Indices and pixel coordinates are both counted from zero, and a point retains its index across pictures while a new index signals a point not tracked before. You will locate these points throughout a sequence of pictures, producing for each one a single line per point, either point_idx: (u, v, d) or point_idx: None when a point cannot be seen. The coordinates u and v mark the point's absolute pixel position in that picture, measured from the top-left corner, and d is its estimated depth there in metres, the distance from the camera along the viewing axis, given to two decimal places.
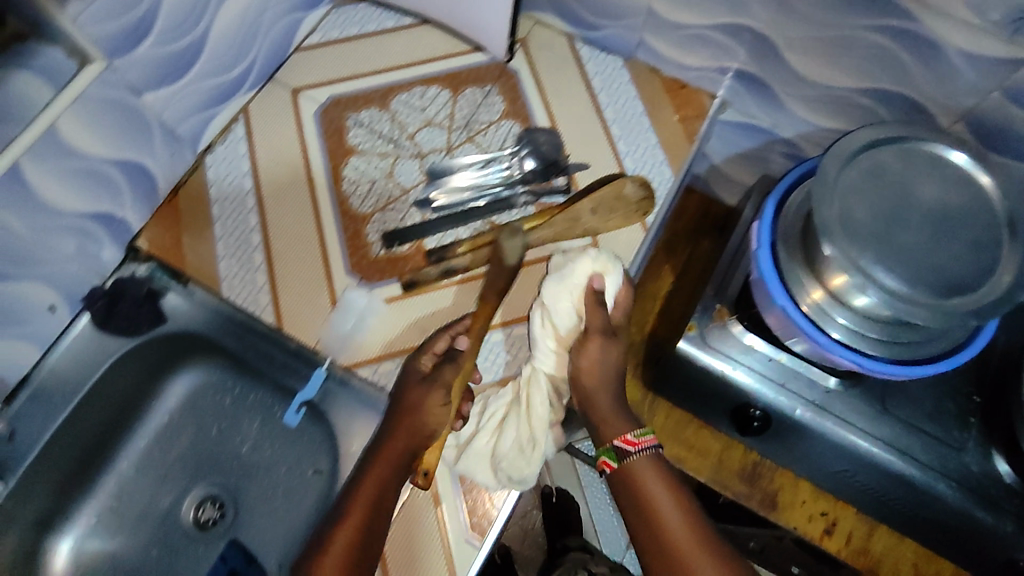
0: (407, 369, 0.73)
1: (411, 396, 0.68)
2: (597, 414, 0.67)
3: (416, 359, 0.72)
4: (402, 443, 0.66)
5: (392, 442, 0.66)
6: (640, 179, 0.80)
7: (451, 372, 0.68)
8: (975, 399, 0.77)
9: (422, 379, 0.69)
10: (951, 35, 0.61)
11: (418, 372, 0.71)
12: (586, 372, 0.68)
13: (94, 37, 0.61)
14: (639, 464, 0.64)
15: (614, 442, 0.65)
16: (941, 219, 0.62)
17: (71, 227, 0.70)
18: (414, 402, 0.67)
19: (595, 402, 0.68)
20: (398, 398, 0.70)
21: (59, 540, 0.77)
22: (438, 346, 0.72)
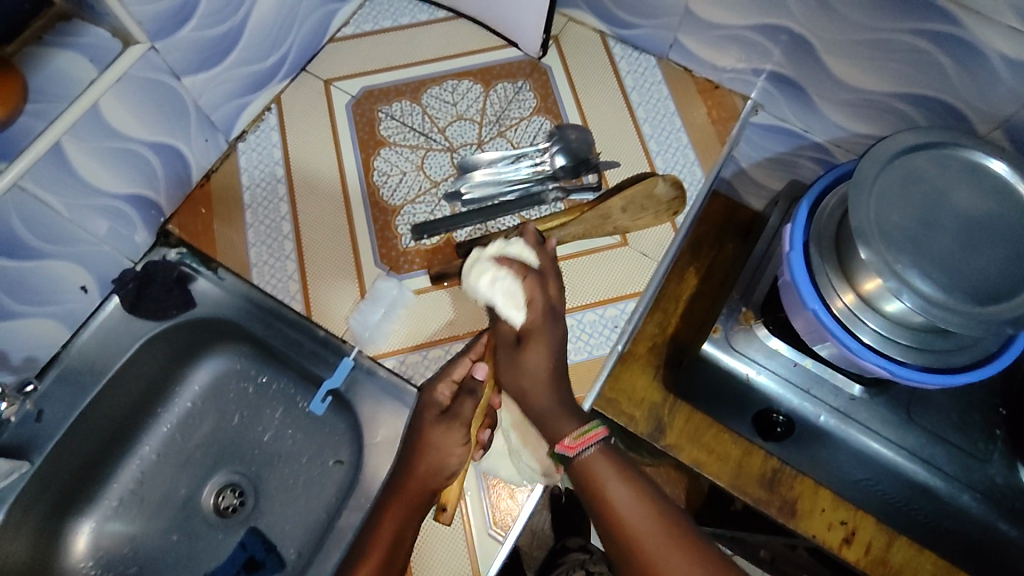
0: (423, 396, 0.69)
1: (431, 433, 0.64)
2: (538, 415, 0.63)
3: (432, 388, 0.68)
4: (419, 484, 0.64)
5: (408, 484, 0.64)
6: (672, 178, 0.79)
7: (470, 404, 0.65)
8: (1001, 411, 0.76)
9: (441, 415, 0.66)
10: (995, 41, 0.61)
11: (436, 403, 0.67)
12: (523, 383, 0.63)
13: (139, 19, 0.61)
14: (591, 464, 0.58)
15: (554, 448, 0.60)
16: (978, 226, 0.61)
17: (104, 208, 0.71)
18: (433, 438, 0.64)
19: (533, 405, 0.63)
20: (414, 432, 0.66)
21: (80, 522, 0.77)
22: (458, 372, 0.68)
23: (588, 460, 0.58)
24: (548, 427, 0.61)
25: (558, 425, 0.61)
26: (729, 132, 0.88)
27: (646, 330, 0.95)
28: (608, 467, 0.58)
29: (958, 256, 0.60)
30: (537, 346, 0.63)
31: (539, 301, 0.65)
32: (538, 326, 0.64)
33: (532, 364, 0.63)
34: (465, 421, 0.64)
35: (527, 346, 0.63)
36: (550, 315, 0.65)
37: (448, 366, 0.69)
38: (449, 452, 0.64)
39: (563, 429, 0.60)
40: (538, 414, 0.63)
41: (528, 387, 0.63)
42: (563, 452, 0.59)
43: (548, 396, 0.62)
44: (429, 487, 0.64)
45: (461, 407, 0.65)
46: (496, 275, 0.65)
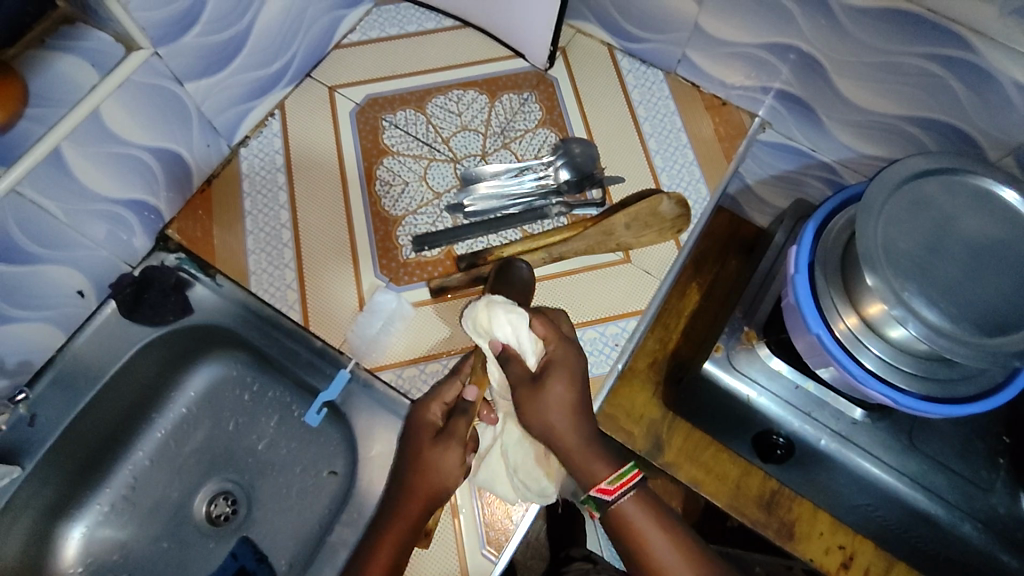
0: (414, 418, 0.67)
1: (432, 456, 0.63)
2: (569, 459, 0.59)
3: (424, 410, 0.67)
4: (421, 504, 0.62)
5: (410, 504, 0.63)
6: (677, 197, 0.78)
7: (465, 423, 0.64)
8: (1004, 440, 0.75)
9: (437, 436, 0.64)
10: (1008, 68, 0.60)
11: (427, 424, 0.66)
12: (551, 419, 0.59)
13: (143, 25, 0.61)
14: (627, 510, 0.57)
15: (590, 491, 0.57)
16: (984, 255, 0.60)
17: (104, 212, 0.70)
18: (431, 461, 0.63)
19: (560, 442, 0.59)
20: (409, 455, 0.65)
21: (71, 527, 0.76)
22: (449, 394, 0.67)
23: (625, 506, 0.57)
24: (579, 467, 0.58)
25: (591, 465, 0.58)
26: (735, 149, 0.87)
27: (647, 345, 0.95)
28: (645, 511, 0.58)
29: (964, 284, 0.59)
30: (561, 377, 0.61)
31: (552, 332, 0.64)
32: (560, 356, 0.62)
33: (558, 397, 0.60)
34: (459, 440, 0.63)
35: (550, 380, 0.61)
36: (567, 342, 0.64)
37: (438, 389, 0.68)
38: (447, 475, 0.62)
39: (597, 473, 0.57)
40: (565, 452, 0.59)
41: (560, 419, 0.59)
42: (601, 497, 0.57)
43: (574, 433, 0.59)
44: (428, 507, 0.62)
45: (455, 425, 0.64)
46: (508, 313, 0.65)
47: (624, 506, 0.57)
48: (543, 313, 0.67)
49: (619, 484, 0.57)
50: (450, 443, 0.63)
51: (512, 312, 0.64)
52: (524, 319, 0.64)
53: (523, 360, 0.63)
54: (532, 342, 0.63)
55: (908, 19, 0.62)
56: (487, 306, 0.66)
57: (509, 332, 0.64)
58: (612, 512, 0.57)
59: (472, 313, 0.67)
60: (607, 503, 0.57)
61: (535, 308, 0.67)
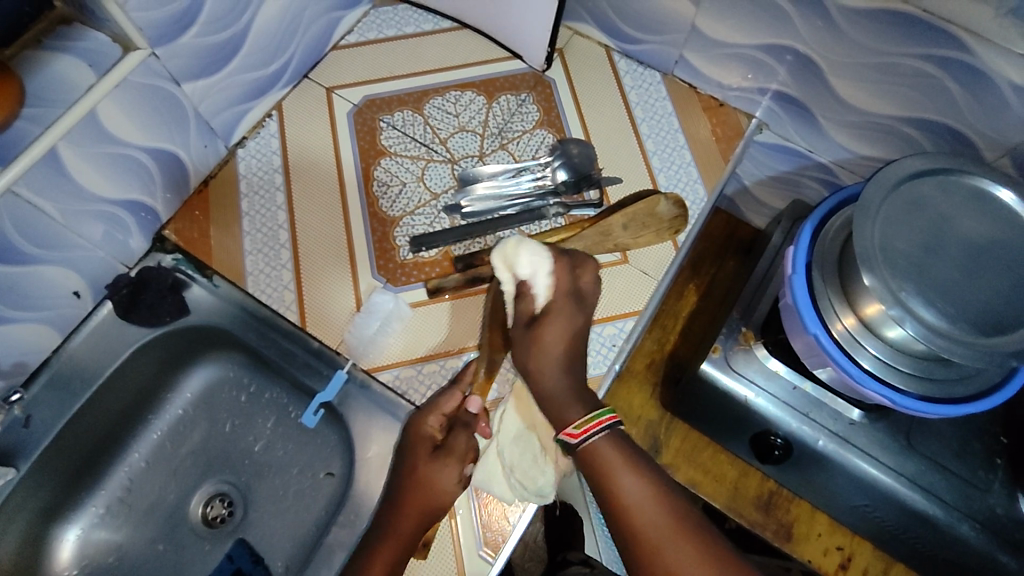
0: (413, 426, 0.69)
1: (428, 471, 0.65)
2: (544, 398, 0.63)
3: (422, 419, 0.68)
4: (414, 522, 0.64)
5: (403, 522, 0.64)
6: (675, 197, 0.78)
7: (465, 438, 0.67)
8: (1002, 440, 0.75)
9: (435, 451, 0.66)
10: (1003, 68, 0.60)
11: (426, 436, 0.67)
12: (538, 360, 0.64)
13: (140, 25, 0.61)
14: (600, 447, 0.57)
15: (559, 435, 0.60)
16: (981, 255, 0.60)
17: (100, 213, 0.70)
18: (428, 476, 0.65)
19: (540, 381, 0.64)
20: (405, 468, 0.67)
21: (66, 530, 0.76)
22: (448, 405, 0.68)
23: (599, 445, 0.58)
24: (557, 410, 0.62)
25: (565, 406, 0.61)
26: (733, 150, 0.86)
27: (645, 346, 0.95)
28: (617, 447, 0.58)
29: (961, 284, 0.59)
30: (556, 325, 0.64)
31: (562, 286, 0.66)
32: (561, 308, 0.65)
33: (552, 341, 0.64)
34: (458, 455, 0.66)
35: (545, 326, 0.65)
36: (576, 303, 0.66)
37: (436, 400, 0.69)
38: (445, 489, 0.65)
39: (569, 415, 0.61)
40: (544, 393, 0.63)
41: (546, 363, 0.64)
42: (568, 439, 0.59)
43: (558, 377, 0.63)
44: (423, 523, 0.64)
45: (455, 441, 0.67)
46: (533, 254, 0.65)
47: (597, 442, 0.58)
48: (574, 262, 0.68)
49: (586, 427, 0.58)
50: (449, 458, 0.65)
51: (541, 254, 0.66)
52: (548, 262, 0.66)
53: (534, 296, 0.66)
54: (549, 285, 0.66)
55: (905, 20, 0.62)
56: (514, 241, 0.67)
57: (536, 272, 0.65)
58: (580, 451, 0.58)
59: (501, 246, 0.68)
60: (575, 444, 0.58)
61: (568, 256, 0.68)
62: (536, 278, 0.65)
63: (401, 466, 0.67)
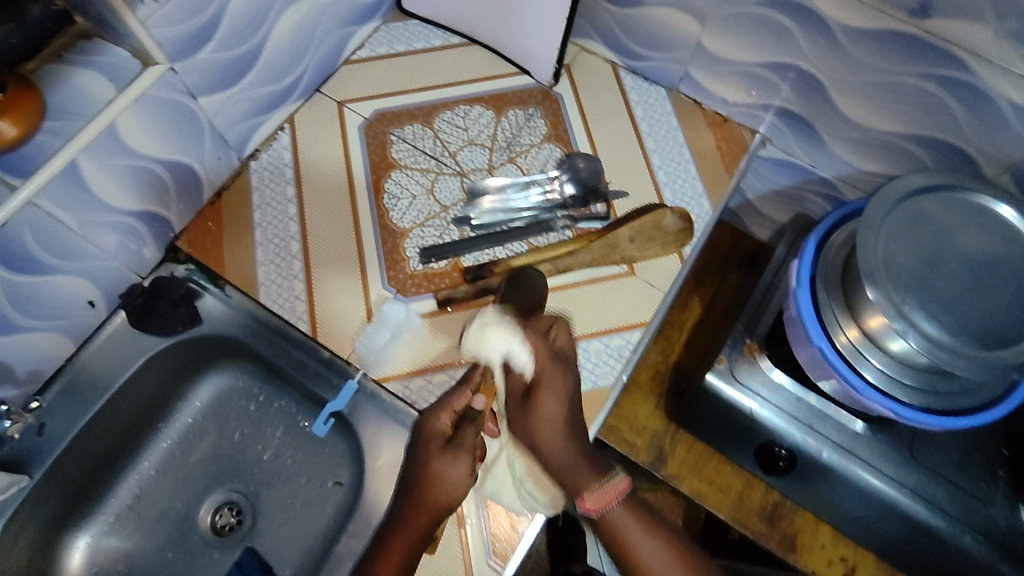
0: (422, 424, 0.66)
1: (438, 466, 0.62)
2: (554, 469, 0.61)
3: (433, 417, 0.66)
4: (427, 516, 0.62)
5: (416, 518, 0.62)
6: (681, 211, 0.81)
7: (472, 433, 0.64)
8: (1004, 453, 0.77)
9: (445, 446, 0.64)
10: (1003, 88, 0.62)
11: (436, 433, 0.65)
12: (540, 434, 0.61)
13: (160, 41, 0.62)
14: (616, 518, 0.59)
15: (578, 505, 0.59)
16: (982, 270, 0.62)
17: (116, 224, 0.71)
18: (439, 470, 0.62)
19: (547, 457, 0.61)
20: (415, 464, 0.64)
21: (76, 537, 0.76)
22: (459, 403, 0.66)
23: (615, 515, 0.59)
24: (569, 481, 0.60)
25: (577, 478, 0.60)
26: (736, 165, 0.88)
27: (649, 358, 0.93)
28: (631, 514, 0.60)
29: (963, 299, 0.60)
30: (551, 391, 0.63)
31: (542, 350, 0.64)
32: (551, 374, 0.63)
33: (548, 412, 0.62)
34: (468, 450, 0.63)
35: (540, 394, 0.62)
36: (562, 364, 0.64)
37: (447, 396, 0.67)
38: (454, 483, 0.62)
39: (585, 483, 0.59)
40: (553, 467, 0.61)
41: (550, 435, 0.61)
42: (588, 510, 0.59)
43: (564, 446, 0.61)
44: (436, 518, 0.62)
45: (464, 435, 0.64)
46: (502, 333, 0.66)
47: (614, 514, 0.59)
48: (545, 328, 0.66)
49: (603, 496, 0.59)
50: (459, 453, 0.62)
51: (512, 331, 0.65)
52: (517, 336, 0.65)
53: (521, 370, 0.64)
54: (529, 357, 0.64)
55: (907, 41, 0.64)
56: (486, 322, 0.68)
57: (507, 349, 0.65)
58: (600, 522, 0.60)
59: (469, 336, 0.69)
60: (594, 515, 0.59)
61: (538, 324, 0.67)
62: (515, 356, 0.64)
63: (410, 463, 0.65)
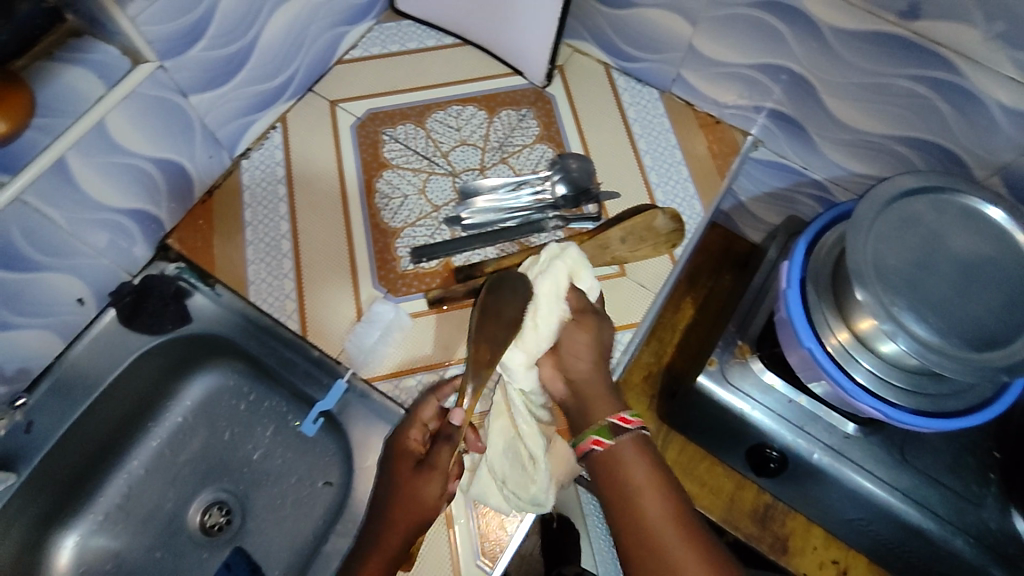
0: (395, 440, 0.68)
1: (411, 486, 0.64)
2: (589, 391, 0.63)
3: (404, 433, 0.67)
4: (399, 536, 0.64)
5: (390, 535, 0.64)
6: (672, 211, 0.79)
7: (445, 454, 0.63)
8: (995, 455, 0.76)
9: (418, 466, 0.64)
10: (992, 89, 0.62)
11: (410, 450, 0.66)
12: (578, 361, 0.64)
13: (149, 39, 0.62)
14: (629, 445, 0.59)
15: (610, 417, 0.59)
16: (972, 271, 0.62)
17: (106, 221, 0.71)
18: (411, 491, 0.63)
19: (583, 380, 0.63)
20: (390, 482, 0.66)
21: (64, 537, 0.76)
22: (427, 416, 0.67)
23: (630, 440, 0.59)
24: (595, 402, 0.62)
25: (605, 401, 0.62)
26: (728, 166, 0.87)
27: (641, 358, 0.96)
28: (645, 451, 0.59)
29: (953, 301, 0.60)
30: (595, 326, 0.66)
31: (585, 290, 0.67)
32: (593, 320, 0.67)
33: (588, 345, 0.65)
34: (440, 471, 0.63)
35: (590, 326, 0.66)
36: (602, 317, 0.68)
37: (415, 409, 0.67)
38: (427, 503, 0.63)
39: (602, 412, 0.61)
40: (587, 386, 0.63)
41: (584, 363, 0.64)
42: (620, 422, 0.59)
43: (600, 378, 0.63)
44: (410, 536, 0.64)
45: (437, 456, 0.63)
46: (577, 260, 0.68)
47: (626, 441, 0.59)
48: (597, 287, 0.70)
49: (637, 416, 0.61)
50: (431, 473, 0.63)
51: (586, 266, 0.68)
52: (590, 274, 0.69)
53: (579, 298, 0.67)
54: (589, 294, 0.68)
55: (895, 42, 0.64)
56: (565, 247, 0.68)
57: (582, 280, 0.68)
58: (615, 446, 0.59)
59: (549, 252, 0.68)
60: (627, 429, 0.59)
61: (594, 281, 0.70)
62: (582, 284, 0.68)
63: (386, 481, 0.67)
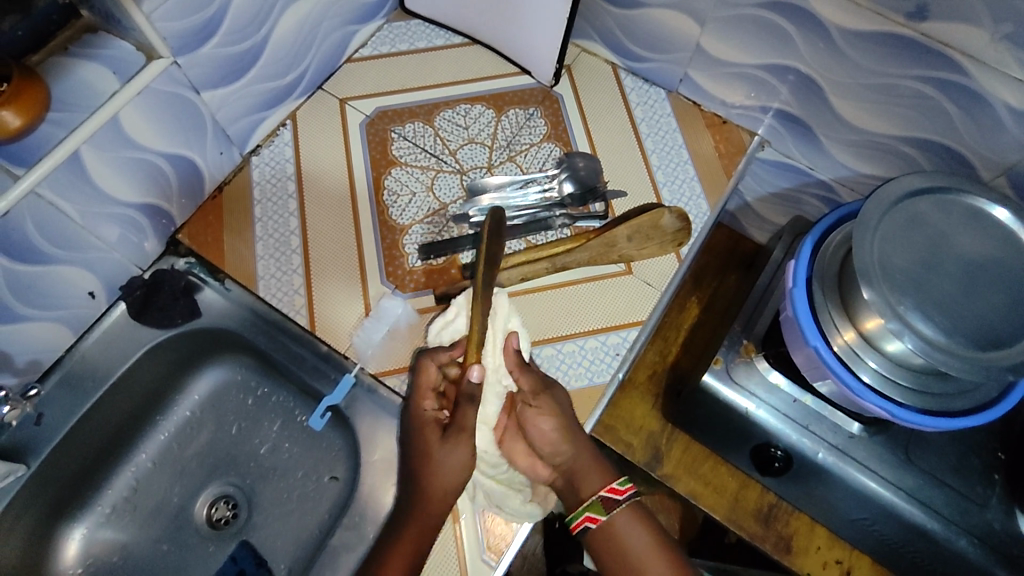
0: (413, 415, 0.70)
1: (440, 454, 0.65)
2: (575, 469, 0.68)
3: (419, 406, 0.69)
4: (438, 504, 0.65)
5: (430, 506, 0.65)
6: (677, 210, 0.80)
7: (473, 413, 0.65)
8: (1000, 456, 0.76)
9: (444, 431, 0.67)
10: (999, 90, 0.62)
11: (429, 420, 0.69)
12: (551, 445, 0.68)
13: (163, 35, 0.63)
14: (623, 515, 0.65)
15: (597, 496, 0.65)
16: (978, 272, 0.62)
17: (118, 216, 0.72)
18: (442, 458, 0.65)
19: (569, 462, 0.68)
20: (417, 453, 0.68)
21: (72, 529, 0.77)
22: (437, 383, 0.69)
23: (625, 509, 0.65)
24: (580, 480, 0.67)
25: (589, 476, 0.67)
26: (735, 166, 0.88)
27: (646, 357, 0.96)
28: (636, 518, 0.66)
29: (959, 301, 0.60)
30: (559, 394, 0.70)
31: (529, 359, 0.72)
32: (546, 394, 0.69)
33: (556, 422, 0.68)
34: (468, 432, 0.65)
35: (553, 393, 0.70)
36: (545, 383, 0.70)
37: (420, 381, 0.69)
38: (459, 468, 0.65)
39: (592, 486, 0.67)
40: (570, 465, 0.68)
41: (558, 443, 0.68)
42: (614, 495, 0.65)
43: (577, 454, 0.68)
44: (448, 502, 0.65)
45: (463, 418, 0.65)
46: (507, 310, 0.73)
47: (620, 513, 0.65)
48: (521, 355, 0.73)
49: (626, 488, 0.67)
50: (460, 435, 0.65)
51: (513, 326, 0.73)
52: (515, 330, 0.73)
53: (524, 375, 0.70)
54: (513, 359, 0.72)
55: (903, 43, 0.64)
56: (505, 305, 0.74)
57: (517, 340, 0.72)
58: (609, 520, 0.65)
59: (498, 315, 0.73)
60: (619, 501, 0.65)
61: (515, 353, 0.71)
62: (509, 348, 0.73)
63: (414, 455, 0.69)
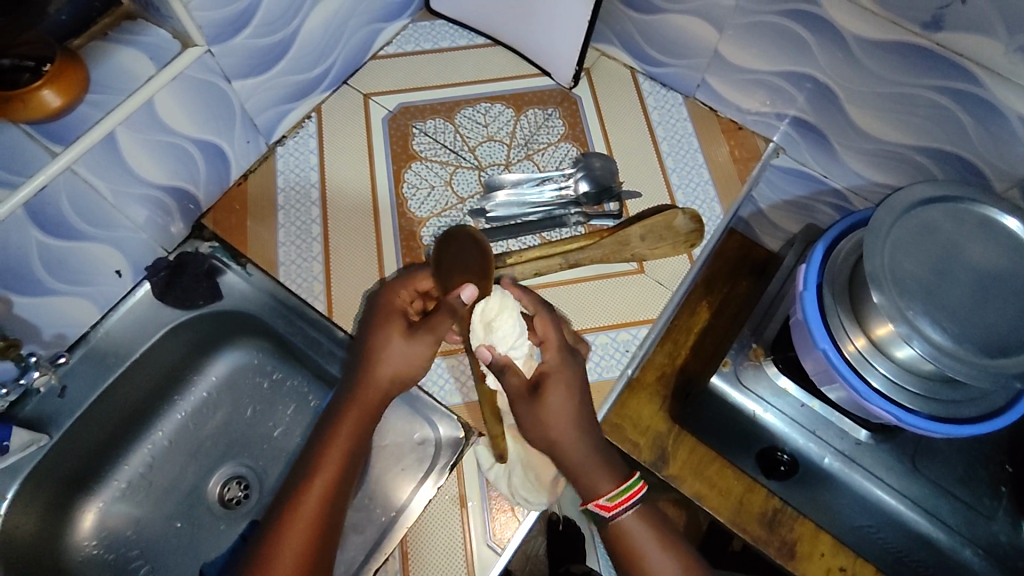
0: (383, 301, 0.70)
1: (398, 342, 0.65)
2: (573, 470, 0.61)
3: (393, 293, 0.70)
4: (379, 393, 0.65)
5: (366, 393, 0.64)
6: (692, 212, 0.82)
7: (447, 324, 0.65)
8: (1008, 469, 0.76)
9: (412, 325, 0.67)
10: (1012, 101, 0.63)
11: (398, 308, 0.69)
12: (550, 435, 0.61)
13: (199, 23, 0.65)
14: (623, 523, 0.60)
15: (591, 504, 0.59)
16: (990, 281, 0.62)
17: (146, 197, 0.74)
18: (397, 348, 0.65)
19: (565, 455, 0.61)
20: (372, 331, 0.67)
21: (89, 502, 0.79)
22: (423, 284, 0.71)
23: (622, 521, 0.60)
24: (584, 481, 0.60)
25: (594, 477, 0.60)
26: (749, 171, 0.90)
27: (655, 359, 0.97)
28: (642, 517, 0.60)
29: (970, 309, 0.61)
30: (559, 389, 0.62)
31: (553, 343, 0.65)
32: (552, 390, 0.62)
33: (556, 411, 0.61)
34: (433, 335, 0.65)
35: (547, 391, 0.62)
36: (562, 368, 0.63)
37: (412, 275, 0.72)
38: (412, 363, 0.65)
39: (593, 488, 0.60)
40: (570, 465, 0.61)
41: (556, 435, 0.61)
42: (600, 511, 0.59)
43: (581, 447, 0.60)
44: (386, 397, 0.65)
45: (437, 322, 0.66)
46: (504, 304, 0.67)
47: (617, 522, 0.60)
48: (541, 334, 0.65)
49: (619, 501, 0.59)
50: (427, 331, 0.65)
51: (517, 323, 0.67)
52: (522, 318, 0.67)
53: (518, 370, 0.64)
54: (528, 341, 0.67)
55: (918, 52, 0.66)
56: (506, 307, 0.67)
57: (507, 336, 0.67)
58: (609, 526, 0.60)
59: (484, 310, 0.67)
60: (607, 517, 0.59)
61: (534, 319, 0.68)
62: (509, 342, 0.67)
63: (370, 336, 0.67)
